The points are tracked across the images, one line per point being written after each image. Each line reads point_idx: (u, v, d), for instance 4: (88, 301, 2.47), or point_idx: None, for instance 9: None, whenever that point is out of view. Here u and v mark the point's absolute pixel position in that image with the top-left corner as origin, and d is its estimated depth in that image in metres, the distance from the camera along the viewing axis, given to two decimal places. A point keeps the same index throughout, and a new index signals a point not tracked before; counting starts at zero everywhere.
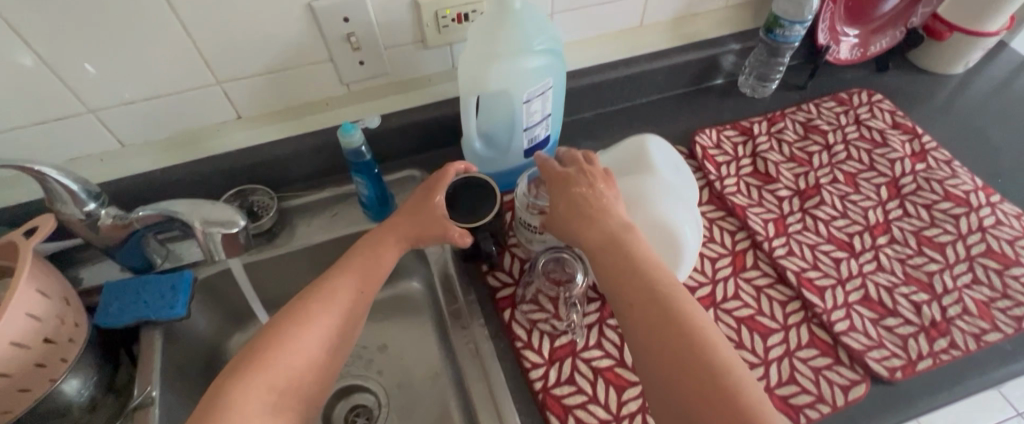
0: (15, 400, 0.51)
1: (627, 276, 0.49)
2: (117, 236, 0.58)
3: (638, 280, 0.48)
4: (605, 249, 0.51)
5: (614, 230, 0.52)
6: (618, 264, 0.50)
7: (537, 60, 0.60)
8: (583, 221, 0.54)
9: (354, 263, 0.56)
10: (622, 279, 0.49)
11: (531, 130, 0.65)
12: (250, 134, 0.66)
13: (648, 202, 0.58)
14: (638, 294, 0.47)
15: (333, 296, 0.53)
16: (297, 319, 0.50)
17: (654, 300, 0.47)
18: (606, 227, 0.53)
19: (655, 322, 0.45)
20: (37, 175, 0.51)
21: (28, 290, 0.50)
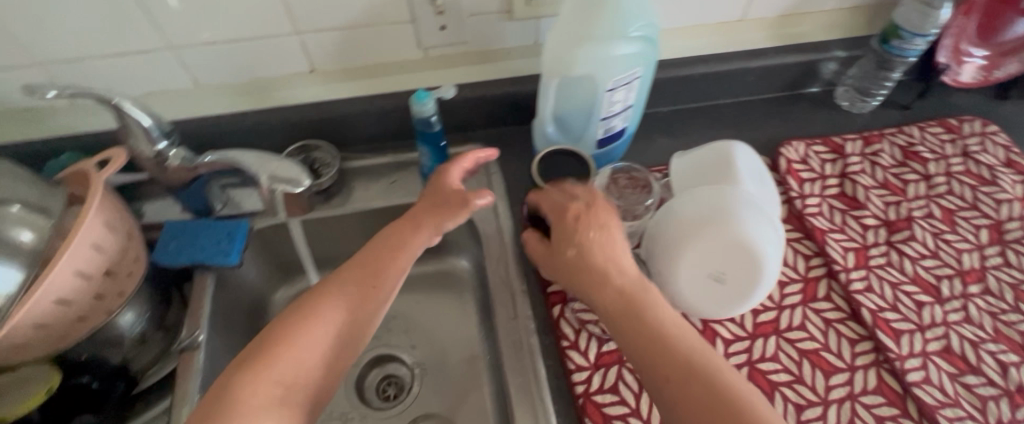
0: (74, 327, 0.51)
1: (627, 314, 0.48)
2: (183, 176, 0.58)
3: (631, 319, 0.48)
4: (596, 289, 0.49)
5: (607, 265, 0.50)
6: (613, 305, 0.49)
7: (630, 46, 0.55)
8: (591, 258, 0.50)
9: (387, 244, 0.54)
10: (619, 315, 0.48)
11: (609, 120, 0.62)
12: (320, 89, 0.65)
13: (729, 218, 0.53)
14: (635, 330, 0.47)
15: (371, 282, 0.51)
16: (316, 308, 0.49)
17: (653, 338, 0.46)
18: (607, 267, 0.50)
19: (656, 360, 0.45)
20: (120, 111, 0.51)
21: (97, 221, 0.50)
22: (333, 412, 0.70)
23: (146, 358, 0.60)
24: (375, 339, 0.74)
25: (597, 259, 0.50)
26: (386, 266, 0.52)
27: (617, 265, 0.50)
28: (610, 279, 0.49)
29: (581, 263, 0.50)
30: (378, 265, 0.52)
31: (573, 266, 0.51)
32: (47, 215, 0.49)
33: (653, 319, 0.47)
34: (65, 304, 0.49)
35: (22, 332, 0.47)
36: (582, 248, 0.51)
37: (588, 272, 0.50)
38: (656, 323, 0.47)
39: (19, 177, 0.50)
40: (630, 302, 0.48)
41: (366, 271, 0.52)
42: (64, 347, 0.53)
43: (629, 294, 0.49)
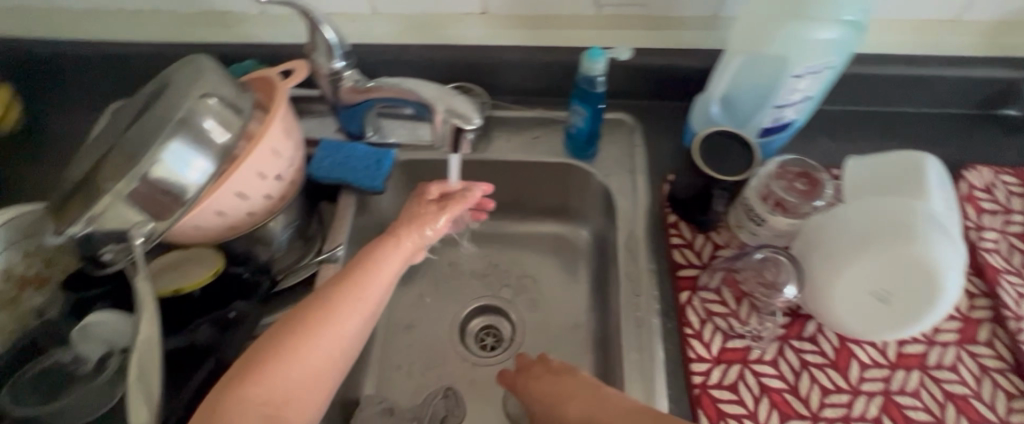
0: (243, 221, 0.56)
1: (601, 402, 0.48)
2: (351, 99, 0.60)
3: (613, 404, 0.48)
4: (574, 410, 0.49)
5: (561, 388, 0.52)
6: (587, 403, 0.49)
7: (833, 32, 0.52)
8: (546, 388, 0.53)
9: (363, 261, 0.53)
10: (594, 410, 0.48)
11: (782, 109, 0.57)
12: (485, 32, 0.67)
13: (910, 229, 0.48)
14: (617, 413, 0.46)
15: (352, 294, 0.50)
16: (306, 320, 0.47)
17: (629, 407, 0.46)
18: (574, 387, 0.52)
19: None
20: (314, 25, 0.55)
21: (279, 129, 0.54)
22: (430, 351, 0.70)
23: (287, 262, 0.63)
24: (480, 289, 0.74)
25: (558, 379, 0.54)
26: (365, 276, 0.51)
27: (575, 386, 0.52)
28: (566, 388, 0.52)
29: (551, 389, 0.53)
30: (343, 282, 0.51)
31: (554, 391, 0.52)
32: (238, 116, 0.52)
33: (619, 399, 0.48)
34: (243, 198, 0.54)
35: (206, 217, 0.52)
36: (558, 375, 0.54)
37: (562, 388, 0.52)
38: (624, 402, 0.47)
39: (216, 72, 0.52)
40: (607, 400, 0.48)
41: (344, 284, 0.50)
42: (228, 237, 0.56)
43: (598, 394, 0.50)
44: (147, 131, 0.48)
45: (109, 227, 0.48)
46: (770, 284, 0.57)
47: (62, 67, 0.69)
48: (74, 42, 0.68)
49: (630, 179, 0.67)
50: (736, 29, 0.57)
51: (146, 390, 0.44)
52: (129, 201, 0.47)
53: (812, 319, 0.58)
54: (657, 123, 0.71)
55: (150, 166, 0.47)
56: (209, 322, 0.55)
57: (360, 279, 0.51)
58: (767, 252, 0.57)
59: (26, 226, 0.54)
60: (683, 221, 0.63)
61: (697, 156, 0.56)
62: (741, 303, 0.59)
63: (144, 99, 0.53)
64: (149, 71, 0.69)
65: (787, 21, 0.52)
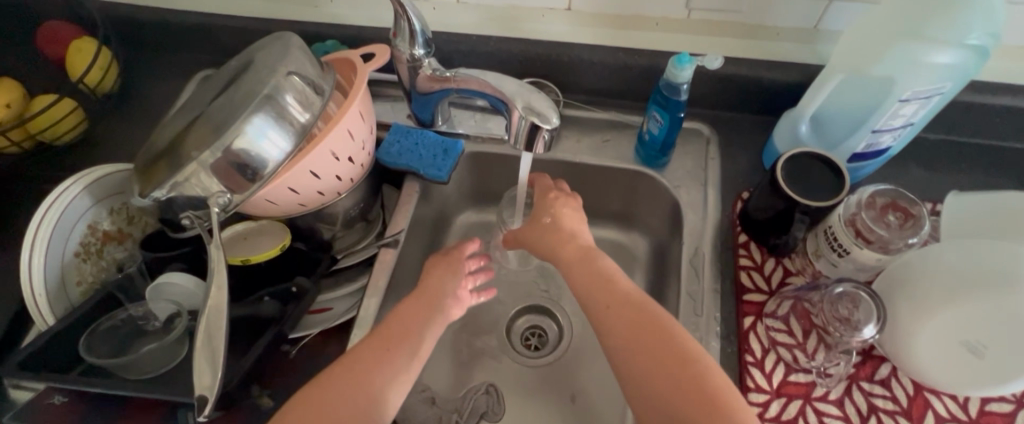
0: (313, 200, 0.57)
1: (628, 308, 0.51)
2: (427, 88, 0.60)
3: (641, 314, 0.50)
4: (602, 303, 0.52)
5: (604, 281, 0.54)
6: (620, 305, 0.51)
7: (951, 56, 0.48)
8: (584, 267, 0.56)
9: (407, 322, 0.55)
10: (619, 314, 0.50)
11: (880, 135, 0.54)
12: (567, 29, 0.65)
13: (1010, 273, 0.43)
14: (635, 328, 0.49)
15: (404, 334, 0.53)
16: (355, 366, 0.49)
17: (650, 325, 0.49)
18: (616, 286, 0.53)
19: (651, 343, 0.48)
20: (402, 9, 0.54)
21: (355, 111, 0.55)
22: (475, 344, 0.69)
23: (348, 241, 0.65)
24: (530, 289, 0.73)
25: (600, 265, 0.55)
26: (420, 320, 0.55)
27: (622, 288, 0.53)
28: (613, 284, 0.53)
29: (576, 268, 0.56)
30: (394, 334, 0.53)
31: (586, 274, 0.55)
32: (319, 95, 0.53)
33: (650, 311, 0.50)
34: (316, 178, 0.54)
35: (279, 193, 0.53)
36: (588, 251, 0.57)
37: (603, 281, 0.54)
38: (655, 318, 0.49)
39: (302, 51, 0.53)
40: (640, 311, 0.50)
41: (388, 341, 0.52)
42: (296, 213, 0.58)
43: (637, 301, 0.51)
44: (234, 104, 0.50)
45: (191, 193, 0.50)
46: (846, 320, 0.52)
47: (157, 33, 0.73)
48: (167, 10, 0.71)
49: (701, 191, 0.64)
50: (838, 48, 0.55)
51: (212, 354, 0.46)
52: (211, 170, 0.49)
53: (886, 361, 0.54)
54: (732, 136, 0.68)
55: (234, 137, 0.48)
56: (270, 295, 0.56)
57: (408, 336, 0.53)
58: (847, 286, 0.52)
59: (113, 186, 0.59)
60: (753, 242, 0.60)
61: (779, 176, 0.53)
62: (809, 335, 0.55)
63: (231, 72, 0.55)
64: (237, 44, 0.72)
65: (898, 41, 0.49)
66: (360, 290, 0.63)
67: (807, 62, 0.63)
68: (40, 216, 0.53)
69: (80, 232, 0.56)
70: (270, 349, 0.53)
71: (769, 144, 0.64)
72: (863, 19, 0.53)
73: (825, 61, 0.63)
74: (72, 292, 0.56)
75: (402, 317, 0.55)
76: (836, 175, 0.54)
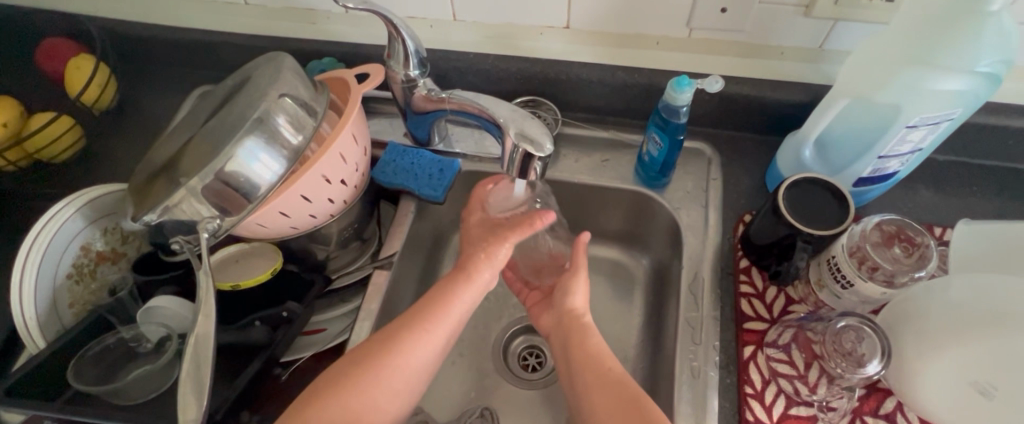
0: (305, 222, 0.56)
1: (606, 383, 0.49)
2: (422, 108, 0.60)
3: (617, 387, 0.48)
4: (591, 386, 0.49)
5: (590, 357, 0.51)
6: (600, 381, 0.49)
7: (962, 83, 0.46)
8: (576, 345, 0.53)
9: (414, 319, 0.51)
10: (601, 392, 0.48)
11: (886, 160, 0.53)
12: (566, 47, 0.64)
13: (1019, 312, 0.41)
14: (612, 402, 0.47)
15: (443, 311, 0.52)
16: (353, 377, 0.47)
17: (624, 399, 0.47)
18: (596, 360, 0.51)
19: (626, 417, 0.46)
20: (395, 31, 0.54)
21: (348, 134, 0.54)
22: (470, 365, 0.67)
23: (342, 261, 0.64)
24: (528, 308, 0.72)
25: (590, 343, 0.52)
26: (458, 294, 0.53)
27: (602, 359, 0.51)
28: (594, 356, 0.51)
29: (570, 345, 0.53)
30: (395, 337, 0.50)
31: (578, 353, 0.52)
32: (312, 117, 0.52)
33: (625, 384, 0.48)
34: (307, 201, 0.54)
35: (270, 216, 0.53)
36: (581, 326, 0.54)
37: (587, 359, 0.51)
38: (629, 392, 0.48)
39: (294, 72, 0.52)
40: (617, 385, 0.48)
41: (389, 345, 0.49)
42: (287, 236, 0.57)
43: (613, 372, 0.50)
44: (225, 128, 0.49)
45: (181, 217, 0.50)
46: (849, 355, 0.50)
47: (155, 49, 0.72)
48: (164, 26, 0.71)
49: (702, 213, 0.63)
50: (844, 71, 0.53)
51: (198, 384, 0.45)
52: (201, 196, 0.48)
53: (890, 396, 0.52)
54: (734, 156, 0.67)
55: (224, 161, 0.47)
56: (261, 320, 0.55)
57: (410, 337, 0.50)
58: (851, 320, 0.50)
59: (106, 207, 0.59)
60: (755, 267, 0.59)
61: (780, 204, 0.52)
62: (811, 367, 0.53)
63: (225, 92, 0.54)
64: (235, 61, 0.72)
65: (906, 68, 0.47)
66: (354, 312, 0.63)
67: (813, 82, 0.62)
68: (31, 240, 0.53)
69: (73, 255, 0.57)
70: (262, 376, 0.53)
71: (772, 165, 0.62)
72: (869, 42, 0.51)
73: (831, 81, 0.61)
74: (65, 315, 0.56)
75: (414, 309, 0.52)
76: (840, 203, 0.52)
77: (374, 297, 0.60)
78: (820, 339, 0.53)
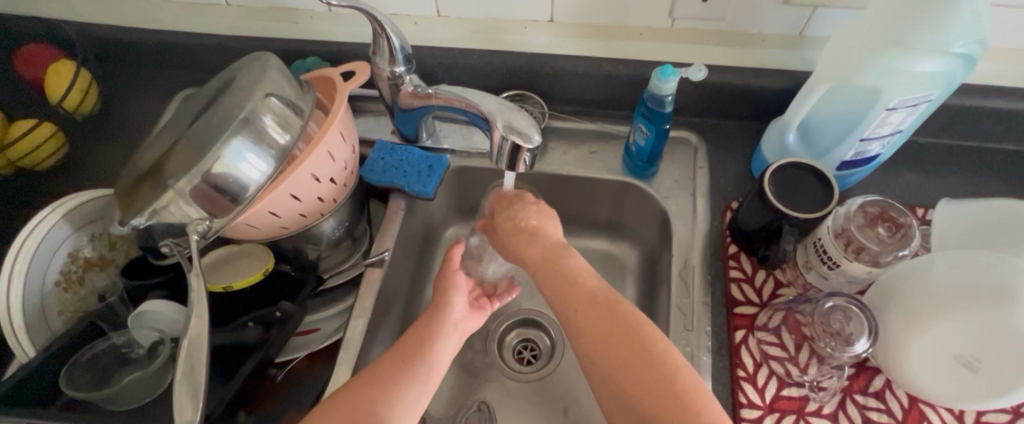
0: (295, 221, 0.56)
1: (598, 309, 0.47)
2: (409, 104, 0.60)
3: (606, 315, 0.46)
4: (574, 314, 0.47)
5: (586, 306, 0.47)
6: (588, 305, 0.47)
7: (938, 65, 0.48)
8: (553, 265, 0.51)
9: (424, 336, 0.53)
10: (585, 317, 0.46)
11: (868, 143, 0.54)
12: (550, 41, 0.65)
13: (999, 286, 0.42)
14: (597, 328, 0.46)
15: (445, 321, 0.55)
16: (368, 382, 0.47)
17: (619, 328, 0.45)
18: (582, 284, 0.49)
19: (619, 348, 0.44)
20: (380, 29, 0.54)
21: (336, 132, 0.54)
22: (465, 360, 0.68)
23: (334, 260, 0.64)
24: (521, 301, 0.72)
25: (563, 264, 0.51)
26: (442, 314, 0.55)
27: (590, 285, 0.49)
28: (576, 282, 0.49)
29: (543, 267, 0.51)
30: (416, 350, 0.51)
31: (555, 275, 0.50)
32: (299, 116, 0.52)
33: (623, 314, 0.46)
34: (296, 201, 0.54)
35: (259, 216, 0.52)
36: (558, 247, 0.53)
37: (569, 281, 0.49)
38: (628, 321, 0.46)
39: (279, 71, 0.52)
40: (610, 314, 0.46)
41: (410, 357, 0.50)
42: (278, 236, 0.57)
43: (608, 297, 0.47)
44: (211, 129, 0.49)
45: (170, 220, 0.49)
46: (838, 334, 0.52)
47: (136, 53, 0.72)
48: (146, 29, 0.70)
49: (690, 201, 0.63)
50: (824, 56, 0.54)
51: (193, 385, 0.45)
52: (190, 197, 0.48)
53: (879, 374, 0.53)
54: (719, 143, 0.67)
55: (212, 162, 0.47)
56: (254, 320, 0.55)
57: (426, 349, 0.51)
58: (838, 301, 0.52)
59: (92, 214, 0.58)
60: (743, 252, 0.60)
61: (766, 189, 0.53)
62: (801, 348, 0.54)
63: (208, 94, 0.54)
64: (218, 62, 0.71)
65: (885, 51, 0.48)
66: (347, 310, 0.63)
67: (794, 68, 0.62)
68: (17, 247, 0.53)
69: (61, 262, 0.56)
70: (255, 376, 0.53)
71: (756, 151, 0.64)
72: (847, 27, 0.52)
73: (812, 67, 0.62)
74: (54, 322, 0.55)
75: (417, 325, 0.54)
76: (824, 186, 0.53)
77: (367, 295, 0.60)
78: (809, 321, 0.54)
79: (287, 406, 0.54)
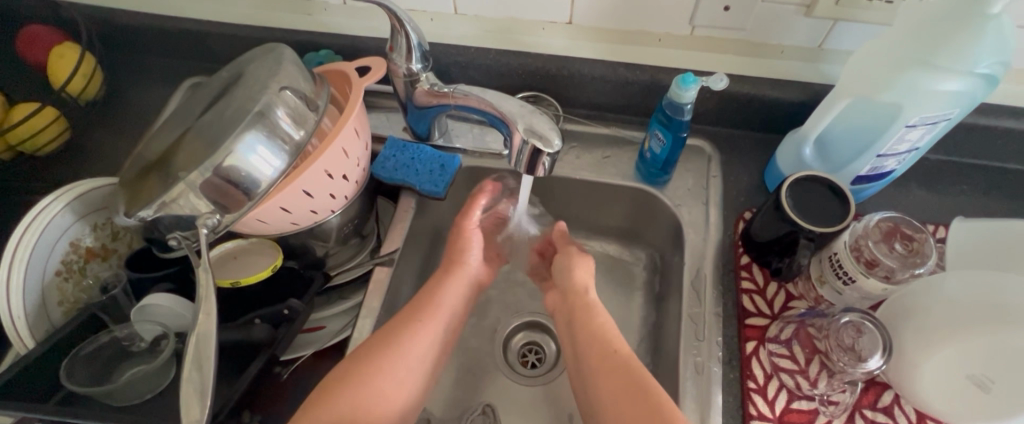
0: (305, 218, 0.55)
1: (615, 363, 0.49)
2: (425, 103, 0.59)
3: (621, 368, 0.48)
4: (592, 356, 0.51)
5: (608, 360, 0.50)
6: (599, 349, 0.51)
7: (959, 85, 0.48)
8: (585, 322, 0.54)
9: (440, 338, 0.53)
10: (604, 369, 0.49)
11: (884, 159, 0.54)
12: (567, 44, 0.64)
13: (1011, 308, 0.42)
14: (606, 365, 0.49)
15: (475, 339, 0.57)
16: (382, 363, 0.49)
17: (622, 366, 0.48)
18: (603, 339, 0.52)
19: (630, 398, 0.46)
20: (399, 25, 0.53)
21: (351, 128, 0.53)
22: (470, 363, 0.67)
23: (341, 258, 0.63)
24: (528, 305, 0.71)
25: (592, 322, 0.54)
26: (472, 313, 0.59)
27: (611, 341, 0.52)
28: (600, 338, 0.52)
29: (574, 324, 0.55)
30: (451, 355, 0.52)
31: (583, 327, 0.54)
32: (313, 111, 0.51)
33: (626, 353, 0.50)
34: (308, 197, 0.52)
35: (270, 212, 0.51)
36: (590, 305, 0.57)
37: (593, 337, 0.52)
38: (636, 373, 0.48)
39: (294, 64, 0.51)
40: (624, 366, 0.48)
41: None
42: (286, 233, 0.56)
43: (625, 356, 0.50)
44: (224, 121, 0.47)
45: (179, 213, 0.48)
46: (851, 349, 0.51)
47: (143, 39, 0.70)
48: (154, 15, 0.69)
49: (703, 211, 0.63)
50: (846, 71, 0.54)
51: (200, 384, 0.44)
52: (200, 190, 0.47)
53: (888, 389, 0.53)
54: (733, 153, 0.68)
55: (224, 155, 0.46)
56: (261, 318, 0.54)
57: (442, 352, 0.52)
58: (853, 316, 0.52)
59: (96, 202, 0.57)
60: (756, 264, 0.59)
61: (784, 203, 0.52)
62: (811, 362, 0.54)
63: (219, 85, 0.53)
64: (229, 52, 0.70)
65: (907, 69, 0.48)
66: (354, 308, 0.62)
67: (811, 81, 0.63)
68: (18, 235, 0.51)
69: (62, 251, 0.55)
70: (263, 374, 0.52)
71: (770, 162, 0.64)
72: (872, 43, 0.52)
73: (829, 80, 0.62)
74: (54, 313, 0.54)
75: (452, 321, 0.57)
76: (841, 200, 0.53)
77: (375, 295, 0.59)
78: (823, 335, 0.54)
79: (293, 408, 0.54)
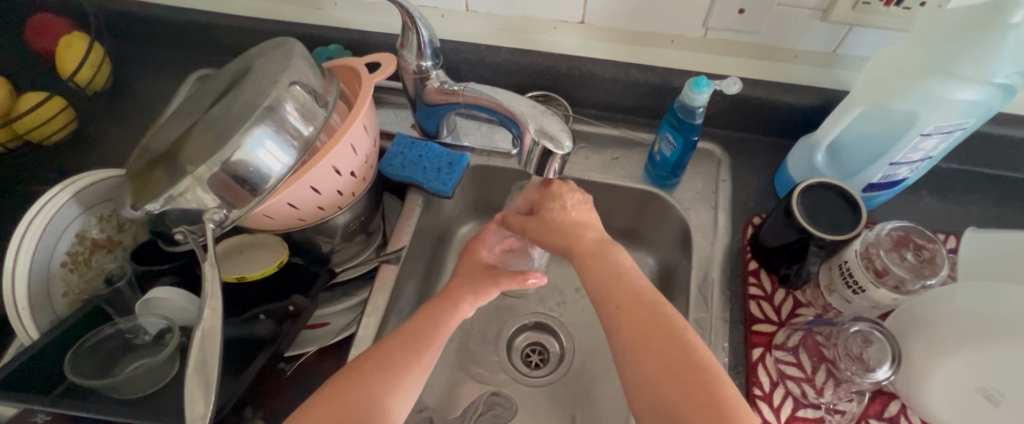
0: (312, 214, 0.55)
1: (642, 308, 0.44)
2: (435, 101, 0.58)
3: (652, 313, 0.44)
4: (614, 297, 0.46)
5: (636, 302, 0.45)
6: (631, 302, 0.45)
7: (975, 93, 0.47)
8: (602, 261, 0.49)
9: None
10: (630, 313, 0.44)
11: (897, 167, 0.54)
12: (579, 43, 0.64)
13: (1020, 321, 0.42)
14: (635, 310, 0.44)
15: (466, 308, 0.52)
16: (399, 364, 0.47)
17: (660, 324, 0.43)
18: (629, 282, 0.47)
19: (663, 348, 0.42)
20: (410, 21, 0.52)
21: (360, 124, 0.52)
22: (474, 363, 0.66)
23: (347, 255, 0.63)
24: (533, 305, 0.71)
25: (613, 262, 0.49)
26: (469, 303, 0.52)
27: (637, 284, 0.47)
28: (627, 280, 0.47)
29: (589, 263, 0.49)
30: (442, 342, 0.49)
31: (598, 270, 0.48)
32: (322, 107, 0.50)
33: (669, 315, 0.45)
34: (316, 193, 0.52)
35: (277, 208, 0.51)
36: (603, 243, 0.51)
37: (616, 277, 0.47)
38: (670, 320, 0.44)
39: (304, 58, 0.50)
40: (653, 312, 0.44)
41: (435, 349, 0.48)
42: (289, 228, 0.56)
43: (656, 301, 0.45)
44: (233, 115, 0.47)
45: (185, 207, 0.47)
46: (859, 359, 0.50)
47: (152, 29, 0.70)
48: (164, 6, 0.68)
49: (711, 215, 0.63)
50: (861, 78, 0.54)
51: (205, 379, 0.44)
52: (208, 185, 0.46)
53: (895, 399, 0.53)
54: (742, 157, 0.67)
55: (232, 150, 0.45)
56: (265, 314, 0.54)
57: None
58: (861, 325, 0.51)
59: (102, 194, 0.57)
60: (764, 270, 0.59)
61: (794, 209, 0.52)
62: (818, 370, 0.53)
63: (228, 79, 0.52)
64: (237, 45, 0.70)
65: (922, 76, 0.48)
66: (359, 305, 0.62)
67: (824, 86, 0.62)
68: (25, 224, 0.51)
69: (68, 242, 0.54)
70: (266, 371, 0.52)
71: (780, 168, 0.63)
72: (888, 50, 0.52)
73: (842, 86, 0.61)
74: (58, 303, 0.54)
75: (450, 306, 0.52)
76: (853, 208, 0.53)
77: (380, 293, 0.59)
78: (831, 343, 0.53)
79: (295, 404, 0.54)
